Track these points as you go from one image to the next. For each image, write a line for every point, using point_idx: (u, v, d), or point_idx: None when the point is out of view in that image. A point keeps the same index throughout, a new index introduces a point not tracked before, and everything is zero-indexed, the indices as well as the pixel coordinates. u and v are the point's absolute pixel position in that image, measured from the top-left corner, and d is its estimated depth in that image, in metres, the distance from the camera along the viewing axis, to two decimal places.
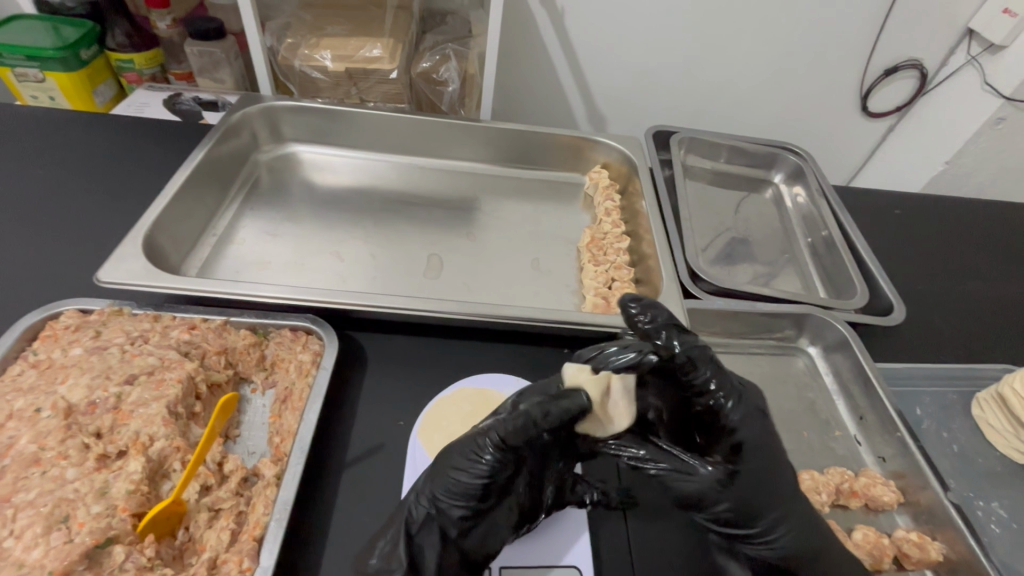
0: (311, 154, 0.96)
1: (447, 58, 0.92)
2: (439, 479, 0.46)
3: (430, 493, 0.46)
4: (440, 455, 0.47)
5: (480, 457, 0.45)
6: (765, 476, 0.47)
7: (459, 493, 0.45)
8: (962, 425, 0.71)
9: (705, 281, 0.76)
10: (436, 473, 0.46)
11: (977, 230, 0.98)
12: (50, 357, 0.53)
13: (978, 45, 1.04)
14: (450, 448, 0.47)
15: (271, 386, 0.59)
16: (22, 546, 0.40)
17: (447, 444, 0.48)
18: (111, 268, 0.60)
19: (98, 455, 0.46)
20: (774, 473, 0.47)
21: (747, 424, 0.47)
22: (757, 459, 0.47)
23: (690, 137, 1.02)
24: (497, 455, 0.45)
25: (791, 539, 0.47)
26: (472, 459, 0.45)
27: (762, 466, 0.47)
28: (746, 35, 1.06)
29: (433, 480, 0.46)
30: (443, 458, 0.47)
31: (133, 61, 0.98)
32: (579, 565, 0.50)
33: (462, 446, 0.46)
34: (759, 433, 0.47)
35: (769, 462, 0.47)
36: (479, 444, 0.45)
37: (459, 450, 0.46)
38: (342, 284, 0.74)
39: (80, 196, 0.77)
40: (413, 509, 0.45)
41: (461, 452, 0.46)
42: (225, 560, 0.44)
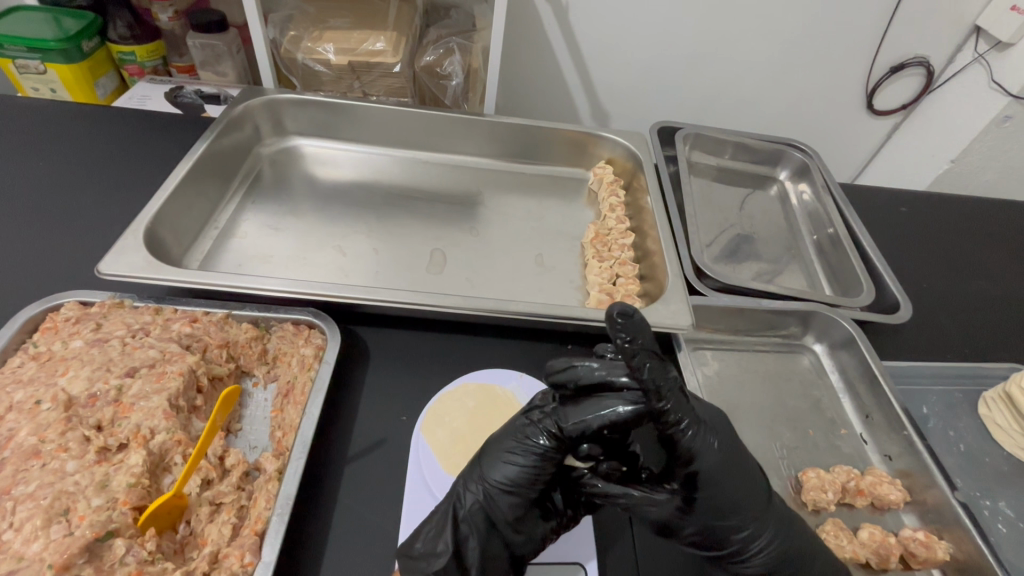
0: (313, 148, 0.95)
1: (451, 52, 0.91)
2: (493, 466, 0.47)
3: (479, 483, 0.47)
4: (492, 443, 0.49)
5: (531, 443, 0.47)
6: (735, 491, 0.46)
7: (509, 482, 0.46)
8: (968, 424, 0.70)
9: (710, 278, 0.75)
10: (486, 462, 0.48)
11: (983, 229, 0.97)
12: (50, 349, 0.53)
13: (985, 42, 1.03)
14: (499, 439, 0.49)
15: (273, 380, 0.58)
16: (22, 539, 0.40)
17: (497, 435, 0.50)
18: (111, 260, 0.60)
19: (98, 448, 0.46)
20: (743, 482, 0.46)
21: (702, 452, 0.45)
22: (717, 484, 0.45)
23: (695, 133, 1.01)
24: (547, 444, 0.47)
25: (770, 553, 0.47)
26: (525, 446, 0.47)
27: (725, 491, 0.45)
28: (752, 31, 1.06)
29: (478, 469, 0.48)
30: (493, 446, 0.48)
31: (134, 53, 0.97)
32: (586, 564, 0.49)
33: (518, 431, 0.48)
34: (717, 459, 0.45)
35: (732, 485, 0.46)
36: (533, 430, 0.48)
37: (511, 437, 0.48)
38: (344, 278, 0.74)
39: (81, 188, 0.77)
40: (459, 498, 0.47)
41: (511, 438, 0.48)
42: (226, 555, 0.44)
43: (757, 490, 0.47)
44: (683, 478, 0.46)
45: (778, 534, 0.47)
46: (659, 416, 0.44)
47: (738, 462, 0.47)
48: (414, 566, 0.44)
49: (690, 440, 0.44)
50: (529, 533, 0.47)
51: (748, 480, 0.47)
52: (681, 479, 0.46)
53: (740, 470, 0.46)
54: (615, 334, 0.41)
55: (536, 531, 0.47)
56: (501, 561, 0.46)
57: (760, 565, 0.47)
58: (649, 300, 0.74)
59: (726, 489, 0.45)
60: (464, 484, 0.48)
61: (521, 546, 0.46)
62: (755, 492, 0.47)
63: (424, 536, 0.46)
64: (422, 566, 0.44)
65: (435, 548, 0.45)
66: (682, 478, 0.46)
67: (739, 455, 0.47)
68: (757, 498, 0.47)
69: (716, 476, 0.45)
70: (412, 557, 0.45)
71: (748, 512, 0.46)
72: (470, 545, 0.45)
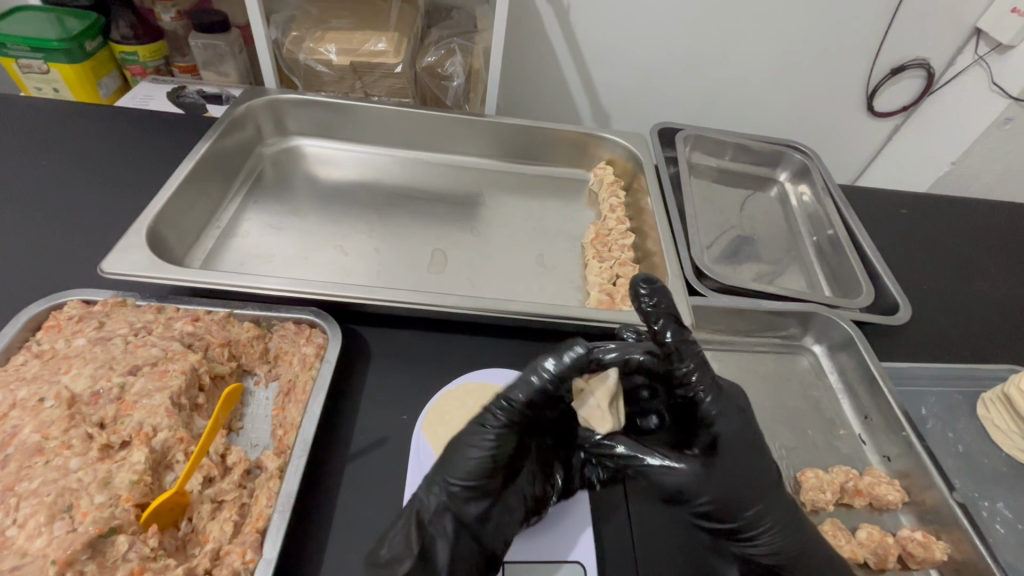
0: (315, 148, 0.95)
1: (453, 53, 0.92)
2: (455, 461, 0.46)
3: (440, 485, 0.46)
4: (451, 440, 0.49)
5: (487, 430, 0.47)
6: (745, 466, 0.47)
7: (471, 476, 0.46)
8: (967, 425, 0.70)
9: (710, 279, 0.75)
10: (447, 459, 0.47)
11: (983, 231, 0.97)
12: (53, 347, 0.53)
13: (985, 44, 1.03)
14: (457, 439, 0.48)
15: (274, 379, 0.58)
16: (25, 535, 0.40)
17: (455, 434, 0.49)
18: (114, 259, 0.60)
19: (101, 445, 0.46)
20: (755, 458, 0.48)
21: (724, 416, 0.47)
22: (734, 450, 0.47)
23: (696, 135, 1.01)
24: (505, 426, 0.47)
25: (775, 535, 0.47)
26: (481, 437, 0.47)
27: (740, 459, 0.47)
28: (752, 32, 1.06)
29: (438, 470, 0.47)
30: (454, 444, 0.48)
31: (136, 54, 0.97)
32: (583, 561, 0.49)
33: (475, 426, 0.48)
34: (738, 427, 0.48)
35: (746, 454, 0.48)
36: (490, 421, 0.48)
37: (468, 431, 0.48)
38: (346, 277, 0.74)
39: (84, 188, 0.77)
40: (421, 502, 0.46)
41: (469, 432, 0.48)
42: (228, 552, 0.44)
43: (767, 464, 0.49)
44: (705, 443, 0.48)
45: (785, 516, 0.48)
46: (680, 381, 0.48)
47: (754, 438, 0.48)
48: (383, 573, 0.44)
49: (713, 405, 0.47)
50: (498, 526, 0.46)
51: (759, 453, 0.48)
52: (702, 445, 0.48)
53: (754, 446, 0.48)
54: (637, 298, 0.49)
55: (505, 523, 0.46)
56: (472, 558, 0.45)
57: (761, 542, 0.48)
58: None
59: (740, 457, 0.47)
60: (427, 484, 0.47)
61: (492, 540, 0.46)
62: (764, 469, 0.48)
63: (390, 541, 0.45)
64: (391, 570, 0.43)
65: (401, 552, 0.44)
66: (704, 442, 0.48)
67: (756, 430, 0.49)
68: (765, 474, 0.48)
69: (734, 441, 0.47)
70: (378, 565, 0.44)
71: (757, 484, 0.47)
72: (438, 546, 0.44)
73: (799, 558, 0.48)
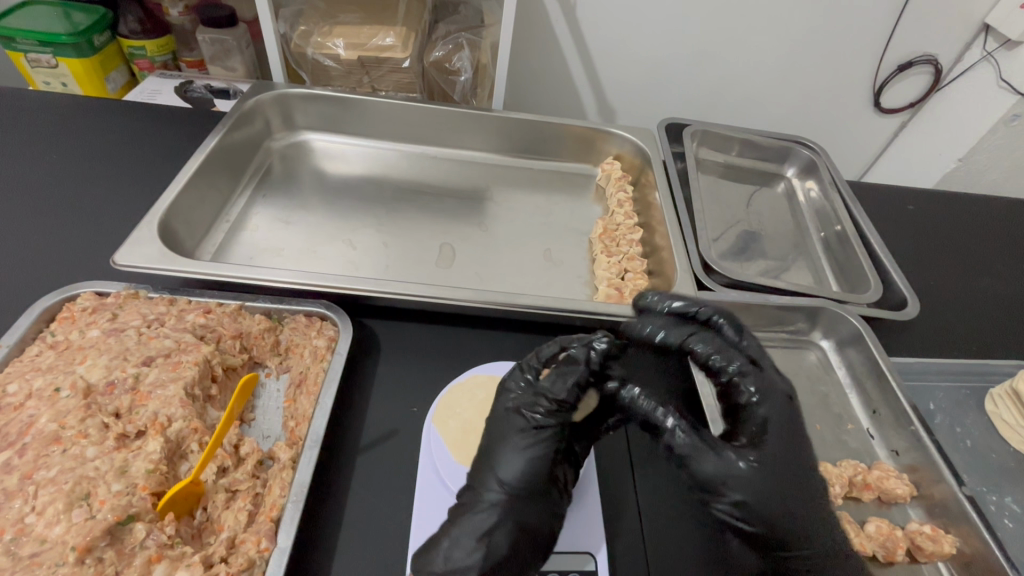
0: (323, 142, 0.95)
1: (460, 48, 0.91)
2: (503, 464, 0.49)
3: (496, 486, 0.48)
4: (481, 450, 0.51)
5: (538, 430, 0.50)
6: (785, 462, 0.49)
7: (525, 477, 0.48)
8: (975, 421, 0.71)
9: (718, 273, 0.75)
10: (485, 462, 0.50)
11: (992, 227, 0.97)
12: (68, 339, 0.54)
13: (993, 40, 1.03)
14: (489, 445, 0.50)
15: (285, 371, 0.59)
16: (44, 522, 0.41)
17: (485, 437, 0.52)
18: (127, 252, 0.60)
19: (117, 435, 0.46)
20: (794, 457, 0.49)
21: (764, 405, 0.52)
22: (780, 443, 0.50)
23: (703, 130, 1.01)
24: (544, 421, 0.51)
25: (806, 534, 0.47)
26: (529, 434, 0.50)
27: (784, 454, 0.49)
28: (759, 28, 1.05)
29: (489, 471, 0.49)
30: (500, 441, 0.50)
31: (144, 48, 0.97)
32: (594, 552, 0.49)
33: (519, 428, 0.51)
34: (782, 415, 0.51)
35: (787, 449, 0.49)
36: (535, 419, 0.51)
37: (502, 434, 0.51)
38: (355, 271, 0.74)
39: (96, 180, 0.78)
40: (482, 504, 0.47)
41: (513, 430, 0.51)
42: (243, 540, 0.44)
43: (802, 464, 0.50)
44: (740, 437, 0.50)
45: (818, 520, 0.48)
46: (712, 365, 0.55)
47: (792, 435, 0.51)
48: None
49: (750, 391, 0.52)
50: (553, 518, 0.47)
51: (799, 455, 0.50)
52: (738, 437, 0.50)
53: (793, 447, 0.50)
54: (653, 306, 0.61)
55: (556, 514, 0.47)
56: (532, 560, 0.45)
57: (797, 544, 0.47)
58: (657, 295, 0.74)
59: (785, 451, 0.49)
60: (476, 488, 0.48)
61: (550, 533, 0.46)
62: (799, 465, 0.49)
63: (447, 545, 0.45)
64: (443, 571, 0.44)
65: (458, 554, 0.44)
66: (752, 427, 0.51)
67: (797, 433, 0.52)
68: (799, 473, 0.49)
69: (775, 426, 0.50)
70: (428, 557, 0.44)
71: (796, 482, 0.48)
72: (500, 547, 0.44)
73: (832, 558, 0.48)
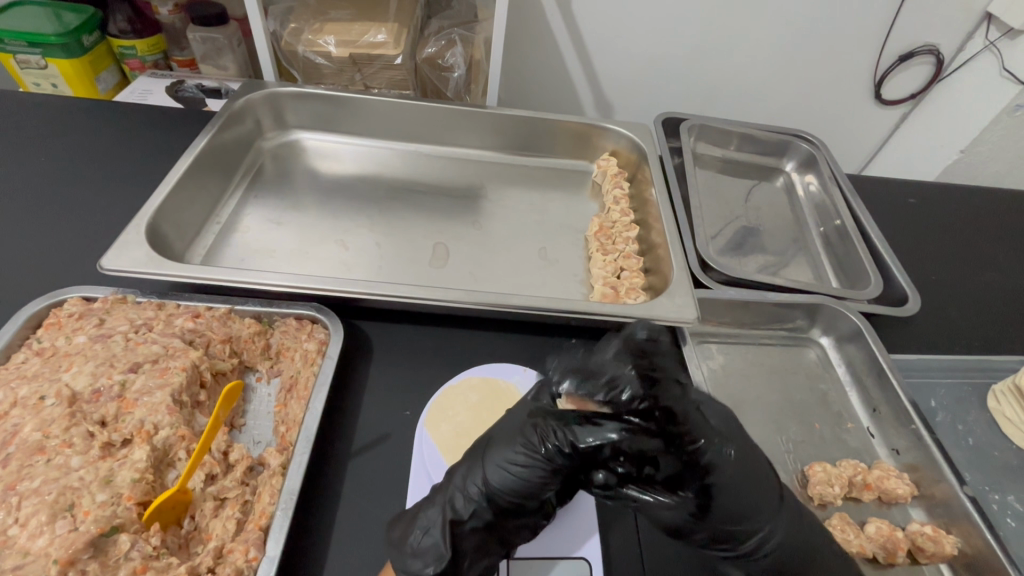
0: (316, 142, 0.94)
1: (453, 43, 0.89)
2: (495, 471, 0.45)
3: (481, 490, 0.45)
4: (496, 447, 0.46)
5: (541, 458, 0.43)
6: (752, 488, 0.42)
7: (511, 493, 0.44)
8: (977, 418, 0.70)
9: (716, 271, 0.74)
10: (487, 469, 0.45)
11: (995, 220, 0.96)
12: (54, 345, 0.53)
13: (995, 29, 1.01)
14: (506, 448, 0.45)
15: (276, 375, 0.58)
16: (27, 534, 0.40)
17: (501, 433, 0.47)
18: (114, 256, 0.59)
19: (103, 443, 0.46)
20: (757, 478, 0.43)
21: (719, 460, 0.41)
22: (731, 490, 0.42)
23: (701, 124, 0.99)
24: (559, 464, 0.43)
25: (782, 550, 0.44)
26: (531, 459, 0.44)
27: (740, 497, 0.42)
28: (758, 19, 1.04)
29: (479, 475, 0.45)
30: (501, 448, 0.45)
31: (135, 47, 0.96)
32: (589, 558, 0.49)
33: (523, 444, 0.44)
34: (736, 461, 0.42)
35: (729, 490, 0.41)
36: (540, 446, 0.44)
37: (518, 448, 0.44)
38: (348, 273, 0.73)
39: (85, 183, 0.77)
40: (458, 504, 0.45)
41: (516, 447, 0.44)
42: (231, 550, 0.44)
43: (766, 484, 0.43)
44: (696, 490, 0.42)
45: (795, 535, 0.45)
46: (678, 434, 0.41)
47: (750, 459, 0.43)
48: (412, 565, 0.44)
49: (711, 450, 0.41)
50: (521, 532, 0.46)
51: (764, 476, 0.44)
52: (692, 489, 0.42)
53: (755, 469, 0.43)
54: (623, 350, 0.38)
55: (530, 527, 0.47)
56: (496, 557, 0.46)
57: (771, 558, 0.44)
58: (654, 294, 0.73)
59: (734, 497, 0.42)
60: (461, 481, 0.46)
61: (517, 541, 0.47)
62: (763, 487, 0.43)
63: (420, 531, 0.45)
64: (418, 566, 0.44)
65: (430, 551, 0.44)
66: (694, 487, 0.42)
67: (753, 459, 0.43)
68: (765, 487, 0.43)
69: (737, 475, 0.42)
70: (406, 552, 0.45)
71: (765, 503, 0.43)
72: (464, 546, 0.45)
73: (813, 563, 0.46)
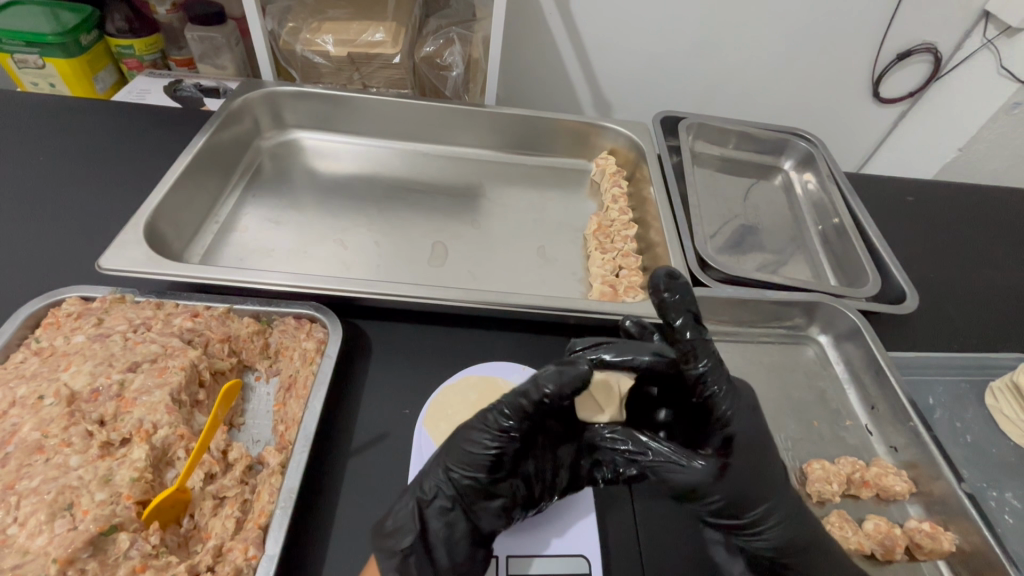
0: (314, 141, 0.94)
1: (451, 43, 0.89)
2: (455, 449, 0.48)
3: (447, 470, 0.47)
4: (456, 430, 0.49)
5: (494, 428, 0.47)
6: (761, 457, 0.49)
7: (474, 464, 0.47)
8: (975, 415, 0.70)
9: (714, 269, 0.74)
10: (452, 447, 0.48)
11: (992, 218, 0.96)
12: (52, 345, 0.53)
13: (993, 28, 1.01)
14: (464, 427, 0.49)
15: (275, 374, 0.58)
16: (26, 533, 0.40)
17: (462, 423, 0.50)
18: (112, 255, 0.59)
19: (101, 443, 0.46)
20: (765, 451, 0.49)
21: (737, 419, 0.49)
22: (748, 452, 0.48)
23: (699, 123, 0.99)
24: (512, 428, 0.47)
25: (786, 525, 0.49)
26: (485, 430, 0.47)
27: (754, 461, 0.48)
28: (756, 18, 1.04)
29: (444, 456, 0.48)
30: (459, 429, 0.49)
31: (132, 47, 0.96)
32: (586, 555, 0.48)
33: (478, 422, 0.48)
34: (748, 427, 0.50)
35: (750, 450, 0.48)
36: (494, 417, 0.48)
37: (475, 426, 0.48)
38: (346, 272, 0.73)
39: (83, 183, 0.77)
40: (426, 485, 0.47)
41: (473, 424, 0.48)
42: (230, 548, 0.44)
43: (773, 458, 0.50)
44: (718, 444, 0.49)
45: (799, 517, 0.49)
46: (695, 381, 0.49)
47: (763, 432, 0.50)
48: (386, 544, 0.45)
49: (726, 406, 0.48)
50: (494, 514, 0.47)
51: (772, 450, 0.50)
52: (715, 446, 0.49)
53: (764, 441, 0.50)
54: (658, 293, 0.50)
55: (501, 514, 0.47)
56: (471, 540, 0.46)
57: (774, 534, 0.48)
58: None
59: (750, 459, 0.48)
60: (430, 466, 0.48)
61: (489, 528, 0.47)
62: (769, 460, 0.49)
63: (394, 513, 0.46)
64: (393, 544, 0.44)
65: (403, 527, 0.45)
66: (718, 442, 0.49)
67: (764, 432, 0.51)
68: (772, 460, 0.50)
69: (748, 440, 0.49)
70: (382, 535, 0.45)
71: (774, 476, 0.49)
72: (435, 527, 0.45)
73: (809, 551, 0.49)
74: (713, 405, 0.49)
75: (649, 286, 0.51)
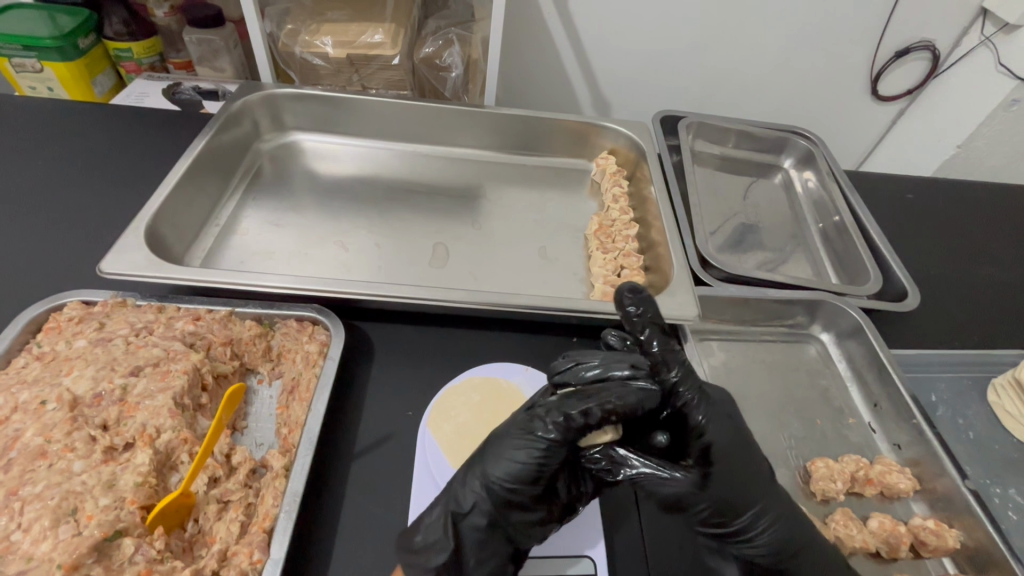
0: (313, 142, 0.94)
1: (451, 43, 0.89)
2: (494, 462, 0.46)
3: (483, 485, 0.45)
4: (495, 438, 0.47)
5: (539, 439, 0.45)
6: (745, 462, 0.48)
7: (513, 479, 0.45)
8: (977, 411, 0.70)
9: (716, 268, 0.74)
10: (491, 457, 0.46)
11: (992, 214, 0.96)
12: (54, 349, 0.53)
13: (991, 24, 1.01)
14: (504, 437, 0.47)
15: (278, 377, 0.58)
16: (30, 539, 0.40)
17: (500, 430, 0.48)
18: (113, 259, 0.59)
19: (105, 447, 0.46)
20: (746, 455, 0.48)
21: (714, 425, 0.48)
22: (728, 459, 0.47)
23: (698, 122, 0.99)
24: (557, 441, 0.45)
25: (777, 530, 0.47)
26: (530, 442, 0.45)
27: (736, 468, 0.47)
28: (754, 18, 1.04)
29: (477, 470, 0.46)
30: (499, 441, 0.47)
31: (131, 50, 0.96)
32: (593, 556, 0.49)
33: (519, 434, 0.46)
34: (727, 433, 0.48)
35: (732, 457, 0.47)
36: (539, 428, 0.46)
37: (518, 435, 0.46)
38: (347, 273, 0.73)
39: (83, 187, 0.77)
40: (456, 500, 0.46)
41: (516, 434, 0.46)
42: (236, 552, 0.44)
43: (752, 459, 0.49)
44: (697, 454, 0.48)
45: (791, 519, 0.48)
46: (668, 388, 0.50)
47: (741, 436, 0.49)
48: (414, 560, 0.45)
49: (700, 412, 0.49)
50: (527, 530, 0.46)
51: (752, 454, 0.49)
52: (694, 456, 0.48)
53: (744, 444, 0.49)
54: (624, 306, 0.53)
55: (536, 528, 0.46)
56: (501, 556, 0.45)
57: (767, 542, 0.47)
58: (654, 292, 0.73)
59: (731, 465, 0.47)
60: (462, 478, 0.47)
61: (523, 542, 0.46)
62: (751, 463, 0.48)
63: (424, 528, 0.46)
64: (425, 561, 0.44)
65: (433, 544, 0.45)
66: (697, 453, 0.48)
67: (744, 435, 0.49)
68: (754, 462, 0.48)
69: (730, 446, 0.48)
70: (412, 550, 0.45)
71: (758, 481, 0.47)
72: (467, 543, 0.45)
73: (800, 557, 0.47)
74: (687, 413, 0.49)
75: (616, 302, 0.53)
